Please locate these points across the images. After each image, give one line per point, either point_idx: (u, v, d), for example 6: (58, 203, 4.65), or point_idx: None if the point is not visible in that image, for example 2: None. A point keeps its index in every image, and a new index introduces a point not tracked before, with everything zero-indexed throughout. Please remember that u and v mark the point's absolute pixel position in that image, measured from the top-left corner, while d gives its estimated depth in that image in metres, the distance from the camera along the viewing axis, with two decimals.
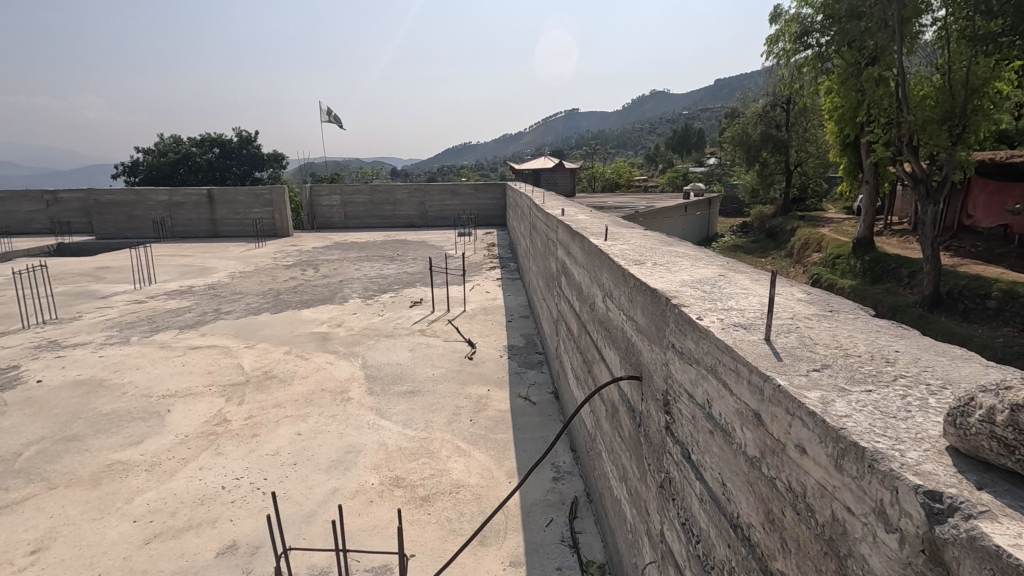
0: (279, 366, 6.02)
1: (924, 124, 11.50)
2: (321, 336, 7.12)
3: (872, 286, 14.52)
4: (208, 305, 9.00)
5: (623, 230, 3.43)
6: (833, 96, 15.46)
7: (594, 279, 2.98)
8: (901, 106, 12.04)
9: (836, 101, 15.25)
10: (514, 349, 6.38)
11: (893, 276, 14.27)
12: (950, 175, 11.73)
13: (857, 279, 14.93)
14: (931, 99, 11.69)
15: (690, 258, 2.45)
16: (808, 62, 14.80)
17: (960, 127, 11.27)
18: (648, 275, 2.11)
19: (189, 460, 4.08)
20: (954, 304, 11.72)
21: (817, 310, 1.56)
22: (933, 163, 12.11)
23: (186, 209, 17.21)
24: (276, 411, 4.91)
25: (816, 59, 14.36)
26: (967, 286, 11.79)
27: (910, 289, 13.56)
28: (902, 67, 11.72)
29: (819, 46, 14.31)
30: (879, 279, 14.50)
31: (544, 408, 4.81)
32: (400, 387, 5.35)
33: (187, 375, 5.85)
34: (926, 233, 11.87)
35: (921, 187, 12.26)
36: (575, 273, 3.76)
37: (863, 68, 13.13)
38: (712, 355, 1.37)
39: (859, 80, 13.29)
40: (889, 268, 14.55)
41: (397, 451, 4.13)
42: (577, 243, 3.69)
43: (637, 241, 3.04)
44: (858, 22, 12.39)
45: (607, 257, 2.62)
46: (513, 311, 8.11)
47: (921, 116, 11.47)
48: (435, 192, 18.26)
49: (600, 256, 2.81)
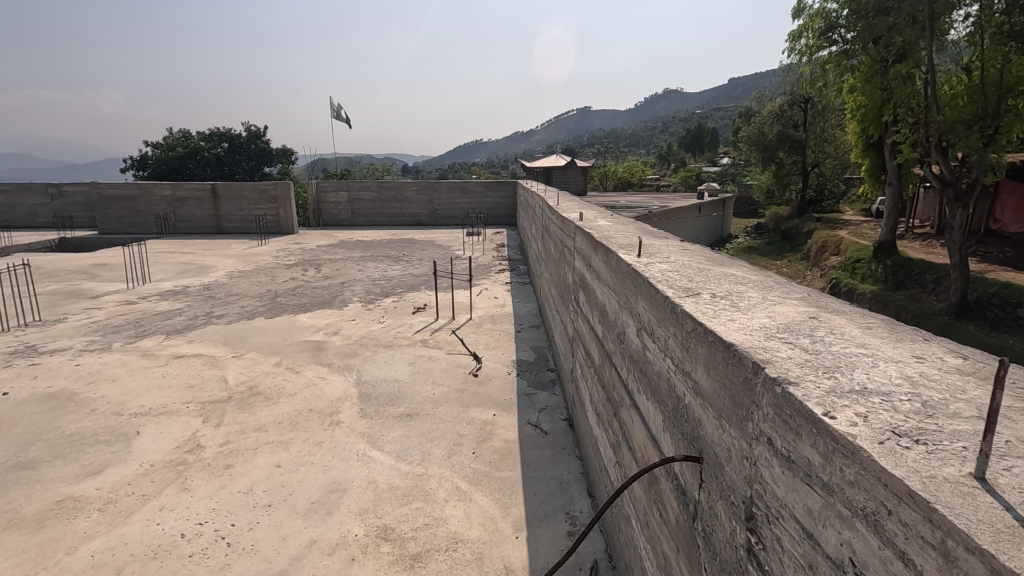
0: (265, 381, 5.50)
1: (954, 123, 10.81)
2: (316, 345, 6.59)
3: (894, 292, 13.75)
4: (200, 307, 8.51)
5: (657, 242, 2.86)
6: (857, 94, 14.77)
7: (625, 305, 2.40)
8: (930, 104, 11.40)
9: (860, 99, 14.58)
10: (523, 364, 5.83)
11: (917, 282, 13.48)
12: (980, 177, 10.92)
13: (879, 284, 14.17)
14: (962, 98, 10.91)
15: (760, 289, 1.87)
16: (832, 59, 14.10)
17: (992, 127, 10.46)
18: (712, 316, 1.54)
19: (149, 498, 3.57)
20: (983, 313, 11.03)
21: (1015, 404, 0.97)
22: (963, 165, 11.39)
23: (190, 204, 16.82)
24: (256, 437, 4.37)
25: (842, 56, 13.69)
26: (997, 294, 11.07)
27: (934, 296, 12.78)
28: (932, 62, 11.04)
29: (844, 42, 13.65)
30: (902, 284, 13.71)
31: (557, 438, 4.25)
32: (396, 409, 4.80)
33: (165, 389, 5.34)
34: (954, 237, 11.19)
35: (950, 191, 11.54)
36: (597, 291, 3.19)
37: (890, 65, 12.42)
38: (871, 496, 0.80)
39: (885, 78, 12.54)
40: (912, 274, 13.76)
41: (388, 491, 3.60)
42: (599, 254, 3.12)
43: (680, 258, 2.47)
44: (886, 17, 11.62)
45: (646, 281, 2.05)
46: (523, 320, 7.55)
47: (950, 116, 10.78)
48: (444, 190, 17.80)
49: (634, 277, 2.24)
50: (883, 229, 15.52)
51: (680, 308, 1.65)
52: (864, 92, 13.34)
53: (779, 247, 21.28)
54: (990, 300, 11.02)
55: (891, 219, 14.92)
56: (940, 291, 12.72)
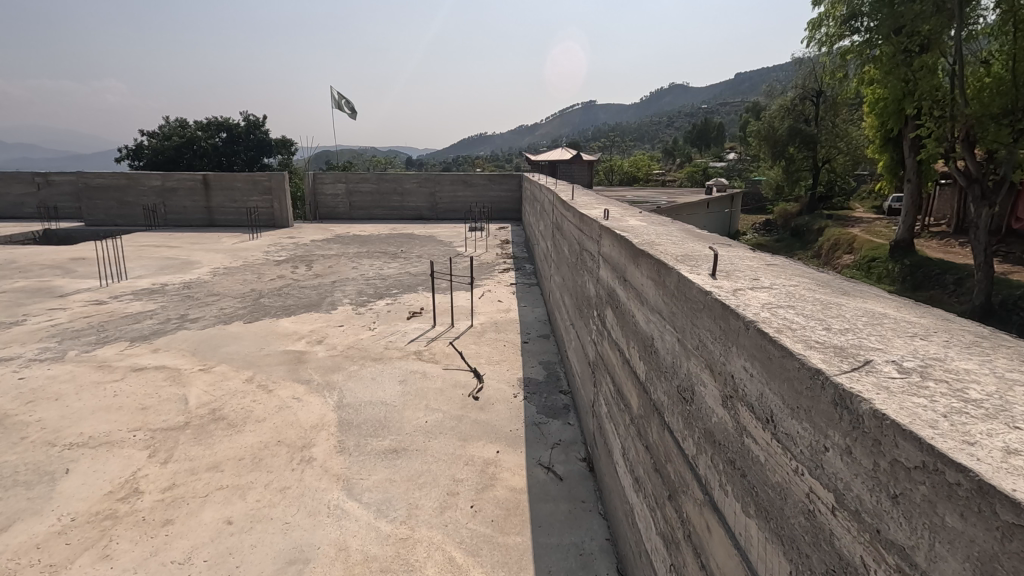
0: (232, 403, 4.73)
1: (980, 117, 9.86)
2: (295, 357, 5.80)
3: (913, 294, 12.83)
4: (174, 309, 7.71)
5: (726, 253, 2.05)
6: (876, 86, 13.87)
7: (703, 355, 1.58)
8: (955, 97, 10.44)
9: (880, 92, 13.67)
10: (531, 385, 5.03)
11: (937, 283, 12.52)
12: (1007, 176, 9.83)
13: (895, 284, 13.23)
14: (990, 91, 9.93)
15: (973, 356, 1.05)
16: (854, 49, 13.24)
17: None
18: (963, 441, 0.72)
19: (57, 571, 2.80)
20: (1009, 317, 10.09)
21: None
22: (991, 161, 10.45)
23: (180, 195, 16.01)
24: (208, 479, 3.59)
25: (864, 45, 12.81)
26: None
27: (955, 297, 11.81)
28: (960, 51, 10.10)
29: (867, 31, 12.72)
30: (921, 285, 12.73)
31: (574, 486, 3.47)
32: (380, 442, 4.03)
33: (112, 412, 4.55)
34: (978, 236, 10.27)
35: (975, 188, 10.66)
36: (637, 316, 2.39)
37: (914, 56, 11.50)
38: None
39: (908, 69, 11.64)
40: (931, 274, 12.84)
41: (361, 565, 2.82)
42: (641, 267, 2.32)
43: (777, 283, 1.67)
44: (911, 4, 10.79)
45: (752, 332, 1.24)
46: (530, 328, 6.73)
47: (977, 109, 9.82)
48: (447, 183, 17.00)
49: (721, 318, 1.44)
50: (899, 228, 14.57)
51: (877, 409, 0.82)
52: (884, 83, 12.52)
53: (789, 244, 20.42)
54: (1016, 303, 10.10)
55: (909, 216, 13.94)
56: (962, 292, 11.69)
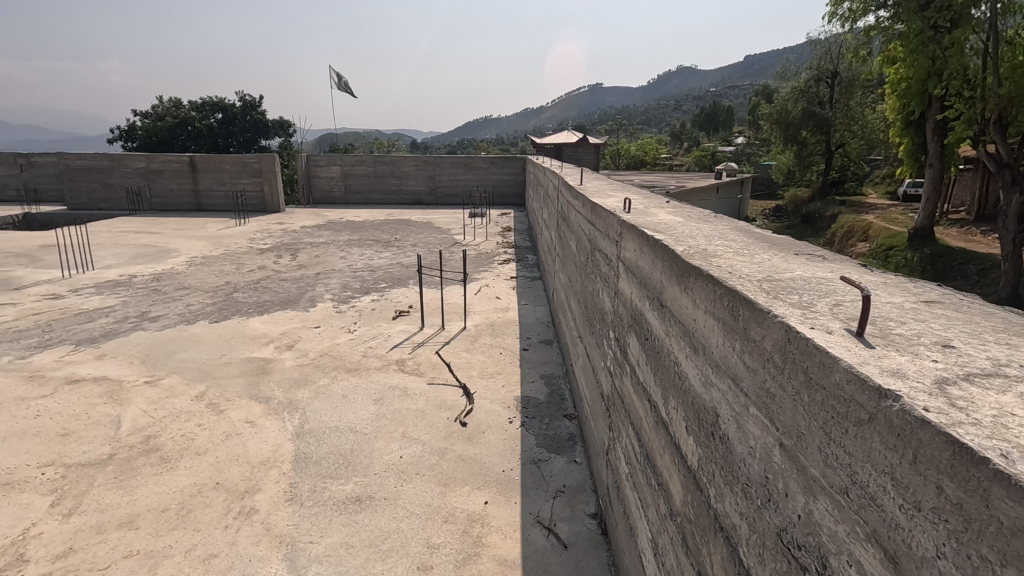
0: (171, 429, 3.94)
1: (1013, 98, 8.73)
2: (258, 367, 5.01)
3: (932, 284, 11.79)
4: (136, 306, 6.90)
5: (849, 290, 1.21)
6: (899, 66, 12.69)
7: (878, 520, 0.73)
8: (988, 76, 9.25)
9: (903, 72, 12.48)
10: (530, 405, 4.23)
11: (959, 273, 11.52)
12: None
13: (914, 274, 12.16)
14: None
15: None
16: (877, 26, 12.01)
17: None
18: None
19: None
20: None
21: None
22: None
23: (166, 177, 15.12)
24: (115, 542, 2.82)
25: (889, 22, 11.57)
26: None
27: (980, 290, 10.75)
28: (995, 24, 8.92)
29: (893, 6, 11.46)
30: (942, 276, 11.70)
31: (581, 559, 2.69)
32: (340, 486, 3.27)
33: (27, 440, 3.79)
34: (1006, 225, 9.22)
35: (1005, 175, 9.53)
36: (685, 366, 1.56)
37: (943, 33, 10.24)
38: None
39: (936, 48, 10.43)
40: (953, 264, 11.82)
41: None
42: (692, 293, 1.51)
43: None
44: None
45: None
46: (530, 331, 5.91)
47: (1010, 88, 8.67)
48: (446, 166, 16.10)
49: (961, 485, 0.60)
50: (918, 214, 13.34)
51: None
52: (910, 62, 11.34)
53: (799, 231, 19.42)
54: None
55: (931, 202, 12.78)
56: (986, 284, 10.68)
